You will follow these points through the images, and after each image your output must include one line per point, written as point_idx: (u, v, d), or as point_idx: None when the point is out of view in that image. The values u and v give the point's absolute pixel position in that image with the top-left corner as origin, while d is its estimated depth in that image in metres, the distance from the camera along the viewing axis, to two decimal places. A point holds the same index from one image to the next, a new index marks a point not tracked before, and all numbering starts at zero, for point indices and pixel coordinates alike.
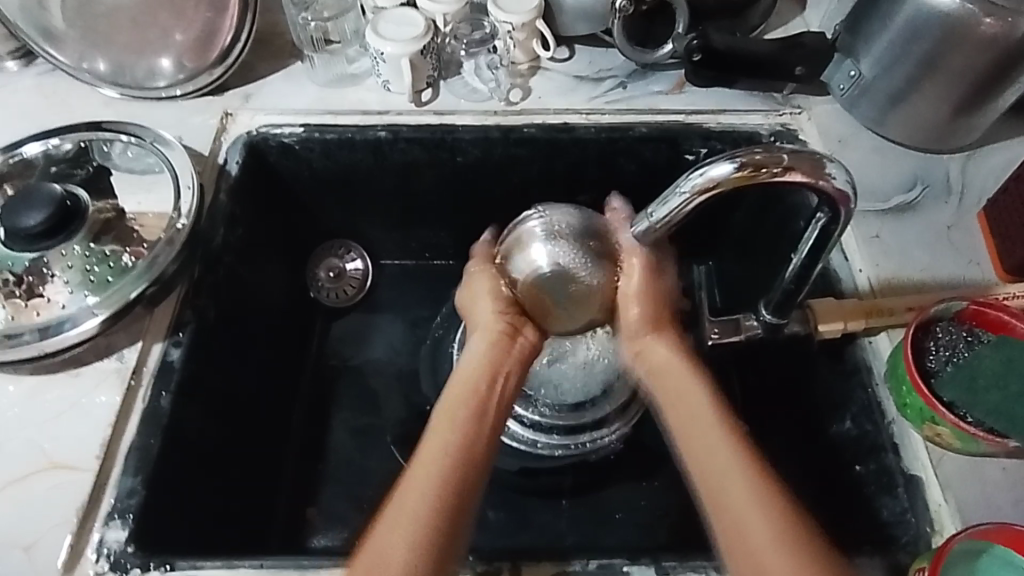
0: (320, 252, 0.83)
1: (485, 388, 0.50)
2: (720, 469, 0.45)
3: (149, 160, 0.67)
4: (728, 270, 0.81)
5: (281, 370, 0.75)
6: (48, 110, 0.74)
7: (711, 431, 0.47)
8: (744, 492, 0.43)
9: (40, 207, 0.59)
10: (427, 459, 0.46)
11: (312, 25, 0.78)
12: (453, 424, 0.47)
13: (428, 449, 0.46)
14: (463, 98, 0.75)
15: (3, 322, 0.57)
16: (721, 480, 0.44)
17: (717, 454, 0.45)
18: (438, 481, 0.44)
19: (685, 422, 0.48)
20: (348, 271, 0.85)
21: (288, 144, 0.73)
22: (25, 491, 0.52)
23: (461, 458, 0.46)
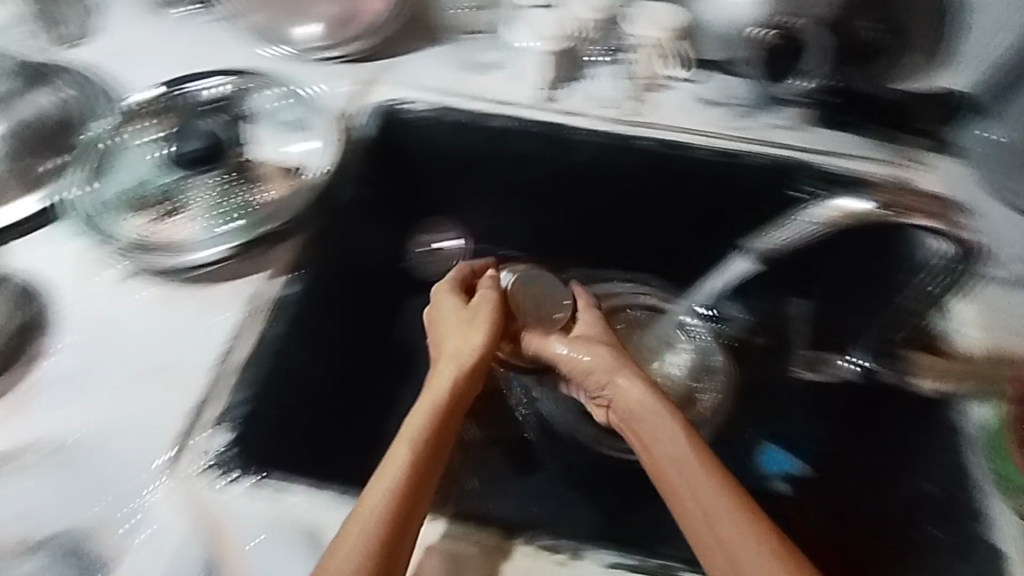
0: (418, 223, 0.83)
1: (434, 421, 0.52)
2: (690, 481, 0.48)
3: (292, 116, 0.74)
4: (834, 306, 0.73)
5: (371, 332, 0.73)
6: (206, 53, 0.81)
7: (694, 472, 0.48)
8: (720, 518, 0.46)
9: (200, 137, 0.68)
10: (383, 479, 0.47)
11: (462, 12, 0.83)
12: (398, 456, 0.49)
13: (383, 471, 0.48)
14: (588, 103, 0.78)
15: (141, 230, 0.63)
16: (694, 498, 0.47)
17: (677, 454, 0.50)
18: (390, 513, 0.46)
19: (674, 464, 0.49)
20: (443, 248, 0.83)
21: (418, 120, 0.77)
22: (143, 388, 0.57)
23: (419, 479, 0.48)
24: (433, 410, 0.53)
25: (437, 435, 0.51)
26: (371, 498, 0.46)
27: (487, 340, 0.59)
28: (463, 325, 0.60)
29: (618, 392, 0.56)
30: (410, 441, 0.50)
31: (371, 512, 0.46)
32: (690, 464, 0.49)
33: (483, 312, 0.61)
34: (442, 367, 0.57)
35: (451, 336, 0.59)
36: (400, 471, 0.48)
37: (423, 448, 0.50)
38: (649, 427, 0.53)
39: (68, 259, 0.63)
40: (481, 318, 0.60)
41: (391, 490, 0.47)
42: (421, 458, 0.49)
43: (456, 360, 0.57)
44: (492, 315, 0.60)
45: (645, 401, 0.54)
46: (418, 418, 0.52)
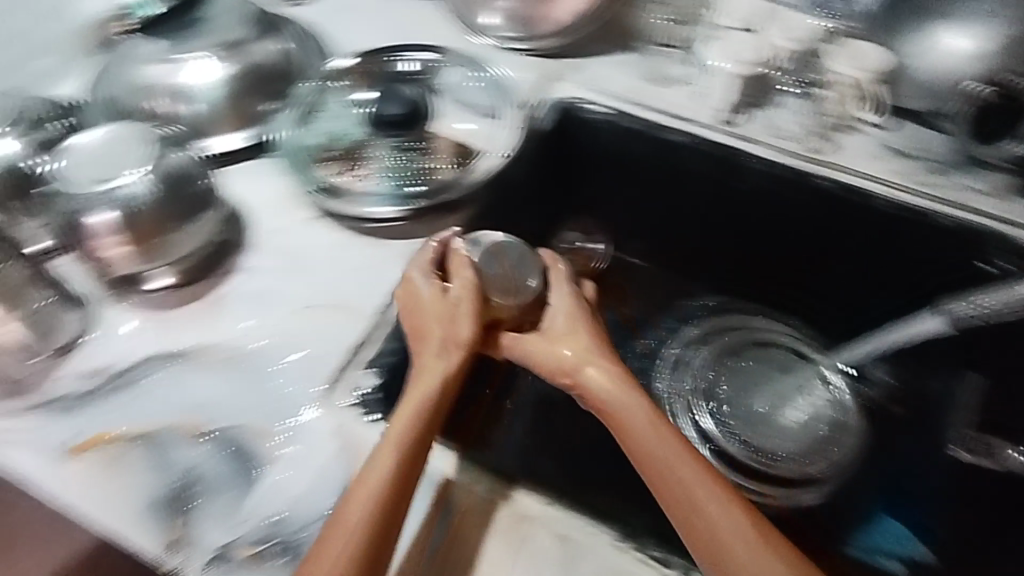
0: (564, 224, 0.87)
1: (412, 423, 0.48)
2: (690, 488, 0.44)
3: (485, 99, 0.78)
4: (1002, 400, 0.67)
5: None
6: (414, 28, 0.86)
7: (688, 475, 0.45)
8: (729, 532, 0.42)
9: (400, 102, 0.73)
10: (360, 494, 0.44)
11: (660, 24, 0.84)
12: (377, 466, 0.45)
13: (362, 484, 0.44)
14: (770, 133, 0.76)
15: (332, 176, 0.70)
16: (688, 500, 0.44)
17: (665, 456, 0.46)
18: (371, 524, 0.43)
19: (665, 474, 0.45)
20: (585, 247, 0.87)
21: (594, 120, 0.78)
22: (310, 318, 0.61)
23: (398, 494, 0.44)
24: (414, 415, 0.48)
25: (419, 439, 0.47)
26: (350, 509, 0.43)
27: (472, 331, 0.53)
28: (443, 315, 0.53)
29: (583, 382, 0.50)
30: (389, 454, 0.46)
31: (345, 538, 0.42)
32: (685, 468, 0.45)
33: (463, 296, 0.54)
34: (424, 364, 0.51)
35: (428, 325, 0.53)
36: (376, 489, 0.44)
37: (404, 457, 0.46)
38: (617, 416, 0.49)
39: (267, 189, 0.70)
40: (455, 307, 0.53)
41: (371, 499, 0.44)
42: (401, 466, 0.45)
43: (434, 356, 0.51)
44: (468, 300, 0.54)
45: (615, 386, 0.50)
46: (403, 419, 0.48)
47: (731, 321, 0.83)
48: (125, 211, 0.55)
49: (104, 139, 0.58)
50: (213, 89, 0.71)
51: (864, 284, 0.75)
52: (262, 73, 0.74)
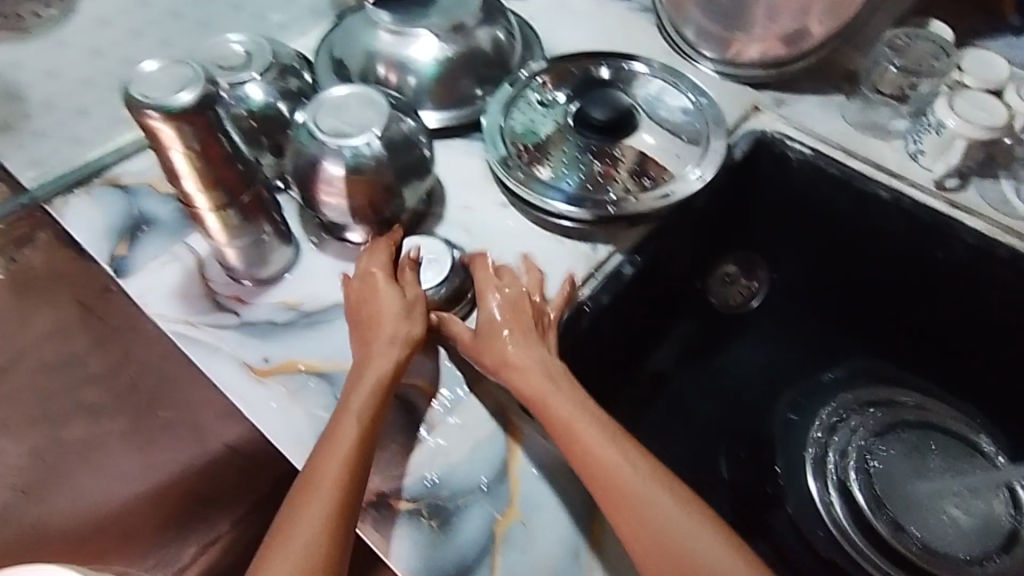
0: (725, 255, 0.84)
1: (362, 416, 0.52)
2: (618, 470, 0.49)
3: (690, 120, 0.76)
4: None
5: (646, 328, 0.78)
6: (622, 37, 0.87)
7: (611, 455, 0.49)
8: (653, 503, 0.47)
9: (609, 109, 0.74)
10: (318, 484, 0.48)
11: (892, 71, 0.77)
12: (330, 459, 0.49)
13: (318, 472, 0.49)
14: (992, 205, 0.69)
15: (521, 163, 0.72)
16: (593, 455, 0.49)
17: (593, 441, 0.50)
18: (331, 512, 0.47)
19: (591, 461, 0.49)
20: (742, 282, 0.85)
21: (789, 157, 0.76)
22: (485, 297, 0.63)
23: (360, 449, 0.50)
24: (367, 387, 0.53)
25: (369, 430, 0.51)
26: (309, 497, 0.48)
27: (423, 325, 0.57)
28: (389, 313, 0.56)
29: (512, 370, 0.54)
30: (354, 417, 0.51)
31: (320, 490, 0.48)
32: (610, 449, 0.49)
33: (415, 297, 0.57)
34: (378, 347, 0.55)
35: (379, 320, 0.56)
36: (347, 445, 0.50)
37: (368, 420, 0.52)
38: (538, 388, 0.53)
39: (461, 169, 0.73)
40: (401, 305, 0.57)
41: (326, 490, 0.48)
42: (350, 456, 0.49)
43: (384, 352, 0.54)
44: (414, 294, 0.58)
45: (543, 372, 0.54)
46: (363, 392, 0.52)
47: (879, 393, 0.78)
48: (347, 167, 0.59)
49: (348, 96, 0.62)
50: (434, 65, 0.74)
51: None
52: (479, 56, 0.76)
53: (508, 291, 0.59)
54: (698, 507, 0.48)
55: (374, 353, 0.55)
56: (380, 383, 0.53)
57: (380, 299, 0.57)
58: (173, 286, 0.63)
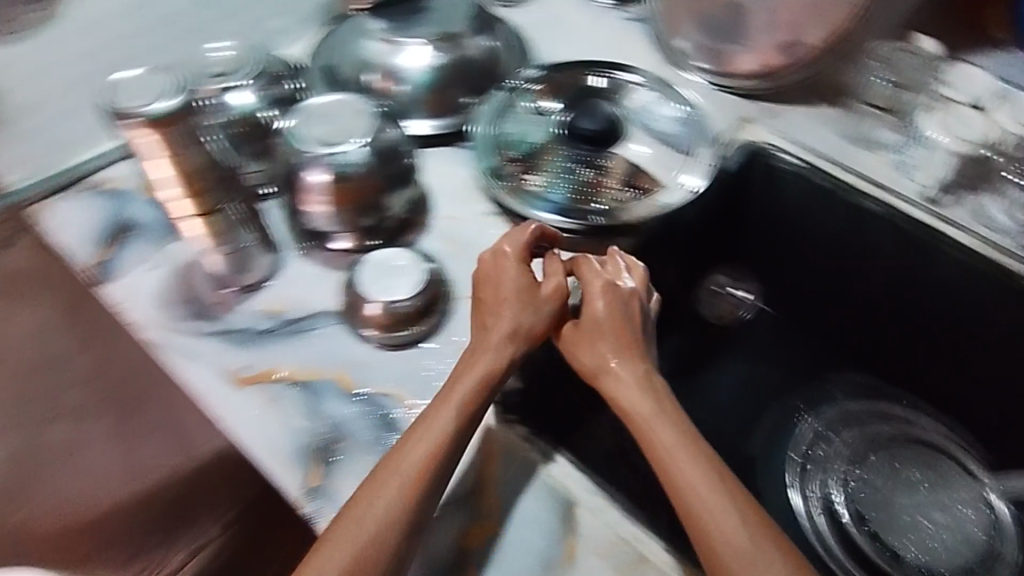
0: (714, 267, 0.84)
1: (457, 412, 0.50)
2: (709, 501, 0.45)
3: (677, 130, 0.76)
4: None
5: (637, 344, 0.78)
6: (615, 49, 0.87)
7: (706, 487, 0.46)
8: (741, 545, 0.43)
9: (597, 120, 0.74)
10: (395, 470, 0.47)
11: (886, 87, 0.78)
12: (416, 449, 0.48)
13: (397, 459, 0.48)
14: (976, 221, 0.70)
15: (507, 174, 0.72)
16: (683, 488, 0.46)
17: (687, 466, 0.47)
18: (404, 503, 0.46)
19: (685, 488, 0.46)
20: (728, 292, 0.84)
21: (779, 168, 0.76)
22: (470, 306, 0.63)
23: (451, 440, 0.49)
24: (470, 376, 0.52)
25: (461, 430, 0.50)
26: (388, 482, 0.46)
27: (541, 321, 0.55)
28: (502, 308, 0.55)
29: (614, 381, 0.52)
30: (449, 414, 0.50)
31: (405, 471, 0.47)
32: (704, 479, 0.46)
33: (545, 293, 0.56)
34: (490, 338, 0.54)
35: (502, 307, 0.55)
36: (435, 441, 0.48)
37: (464, 413, 0.50)
38: (638, 403, 0.51)
39: (452, 178, 0.73)
40: (515, 298, 0.55)
41: (403, 480, 0.47)
42: (434, 449, 0.48)
43: (492, 346, 0.54)
44: (528, 289, 0.56)
45: (643, 389, 0.51)
46: (467, 385, 0.51)
47: (870, 407, 0.78)
48: (335, 174, 0.60)
49: (332, 105, 0.63)
50: (425, 73, 0.74)
51: None
52: (471, 65, 0.77)
53: (619, 294, 0.56)
54: (798, 562, 0.43)
55: (482, 349, 0.54)
56: (481, 381, 0.52)
57: (493, 292, 0.56)
58: (157, 289, 0.63)
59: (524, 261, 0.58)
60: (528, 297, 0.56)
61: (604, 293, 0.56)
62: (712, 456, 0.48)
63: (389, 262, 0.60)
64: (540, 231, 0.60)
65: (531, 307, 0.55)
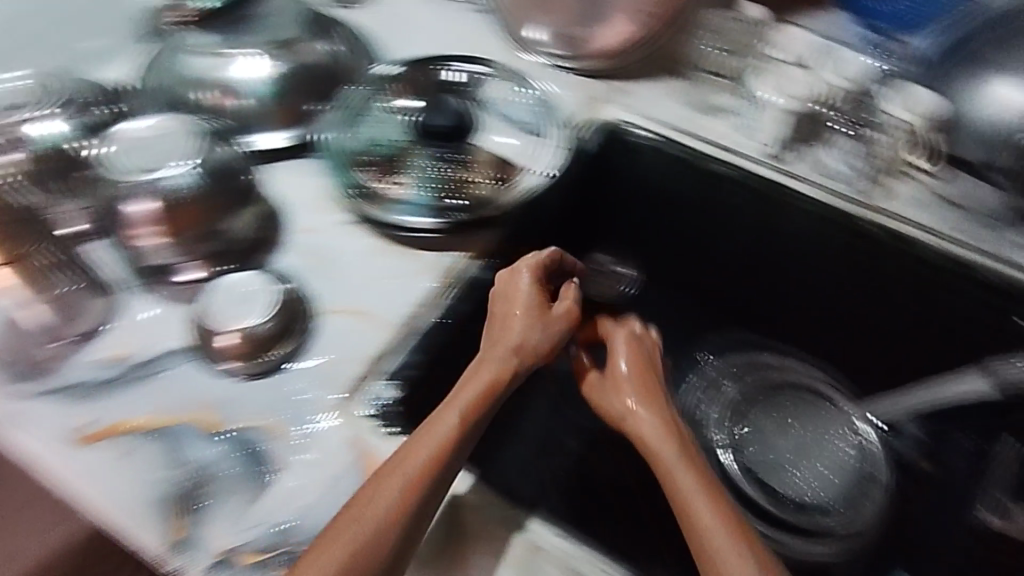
0: (595, 246, 0.85)
1: (464, 423, 0.49)
2: (711, 531, 0.45)
3: (529, 117, 0.77)
4: None
5: None
6: (462, 41, 0.86)
7: (713, 517, 0.45)
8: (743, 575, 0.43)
9: (448, 113, 0.72)
10: (399, 473, 0.46)
11: (712, 53, 0.82)
12: (419, 456, 0.47)
13: (403, 460, 0.47)
14: (814, 171, 0.74)
15: (365, 181, 0.69)
16: (691, 516, 0.46)
17: (694, 497, 0.47)
18: (403, 507, 0.45)
19: (694, 515, 0.46)
20: (611, 269, 0.85)
21: (636, 143, 0.77)
22: (337, 322, 0.60)
23: (455, 449, 0.48)
24: (477, 384, 0.52)
25: (464, 442, 0.49)
26: (388, 485, 0.46)
27: (552, 342, 0.56)
28: (514, 317, 0.56)
29: (632, 418, 0.53)
30: (449, 422, 0.49)
31: (406, 474, 0.46)
32: (710, 510, 0.46)
33: (557, 314, 0.57)
34: (497, 349, 0.54)
35: (512, 321, 0.56)
36: (437, 444, 0.48)
37: (467, 423, 0.50)
38: (655, 442, 0.51)
39: (304, 191, 0.69)
40: (529, 313, 0.56)
41: (406, 485, 0.46)
42: (439, 454, 0.47)
43: (497, 355, 0.54)
44: (542, 311, 0.57)
45: (659, 424, 0.52)
46: (468, 394, 0.51)
47: (749, 362, 0.82)
48: (164, 199, 0.59)
49: (153, 133, 0.62)
50: (263, 85, 0.71)
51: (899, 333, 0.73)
52: (313, 72, 0.74)
53: (635, 344, 0.59)
54: None
55: (493, 355, 0.54)
56: (488, 391, 0.52)
57: (507, 306, 0.57)
58: None
59: (540, 282, 0.59)
60: (540, 312, 0.57)
61: (623, 342, 0.59)
62: (720, 494, 0.47)
63: (239, 288, 0.57)
64: (557, 254, 0.63)
65: (546, 324, 0.56)
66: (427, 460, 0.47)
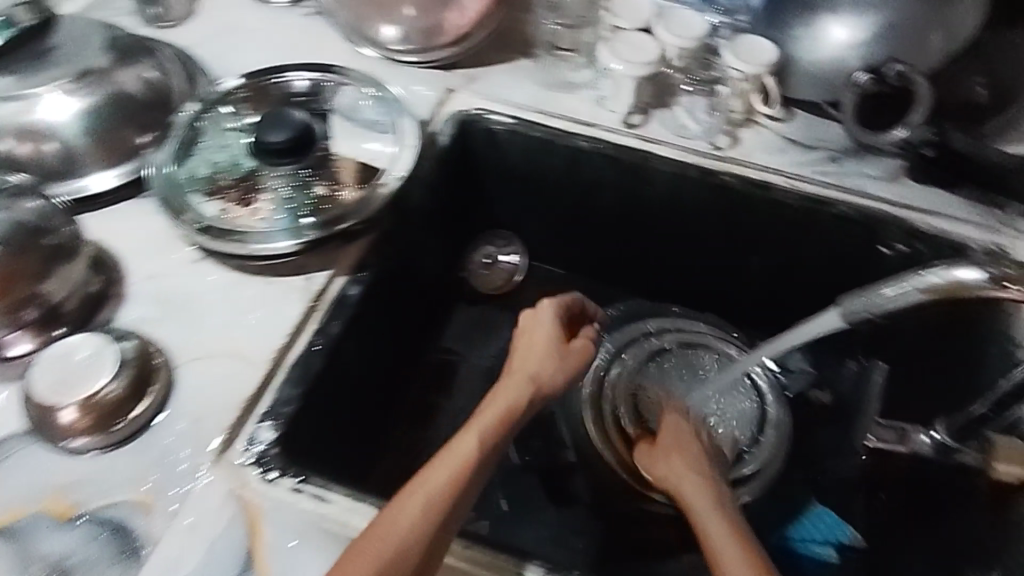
0: (480, 238, 0.84)
1: (491, 445, 0.49)
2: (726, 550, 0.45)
3: (379, 116, 0.71)
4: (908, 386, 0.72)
5: (413, 342, 0.76)
6: (299, 46, 0.82)
7: (734, 538, 0.46)
8: None
9: (285, 127, 0.64)
10: (425, 483, 0.45)
11: (555, 28, 0.82)
12: (442, 471, 0.46)
13: (431, 472, 0.46)
14: (671, 132, 0.75)
15: (214, 214, 0.63)
16: (711, 538, 0.46)
17: (716, 525, 0.47)
18: (430, 517, 0.43)
19: (715, 535, 0.46)
20: (500, 262, 0.85)
21: (494, 131, 0.75)
22: (202, 369, 0.56)
23: (478, 471, 0.47)
24: (496, 409, 0.51)
25: (487, 458, 0.48)
26: (413, 495, 0.44)
27: (568, 378, 0.57)
28: (538, 350, 0.57)
29: (671, 473, 0.56)
30: (473, 440, 0.48)
31: (427, 492, 0.44)
32: (731, 534, 0.46)
33: (578, 349, 0.58)
34: (515, 377, 0.54)
35: (537, 353, 0.57)
36: (461, 463, 0.47)
37: (489, 445, 0.49)
38: (689, 488, 0.53)
39: (148, 234, 0.65)
40: (553, 350, 0.57)
41: (434, 494, 0.44)
42: (467, 467, 0.47)
43: (519, 382, 0.54)
44: (567, 351, 0.58)
45: (694, 476, 0.54)
46: (490, 416, 0.51)
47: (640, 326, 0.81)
48: None
49: None
50: (75, 125, 0.64)
51: (770, 276, 0.76)
52: (133, 100, 0.67)
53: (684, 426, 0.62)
54: None
55: (521, 380, 0.54)
56: (509, 413, 0.51)
57: (531, 342, 0.58)
58: None
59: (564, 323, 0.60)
60: (562, 348, 0.58)
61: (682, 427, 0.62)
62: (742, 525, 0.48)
63: (71, 356, 0.52)
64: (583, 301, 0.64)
65: (568, 361, 0.57)
66: (449, 481, 0.45)
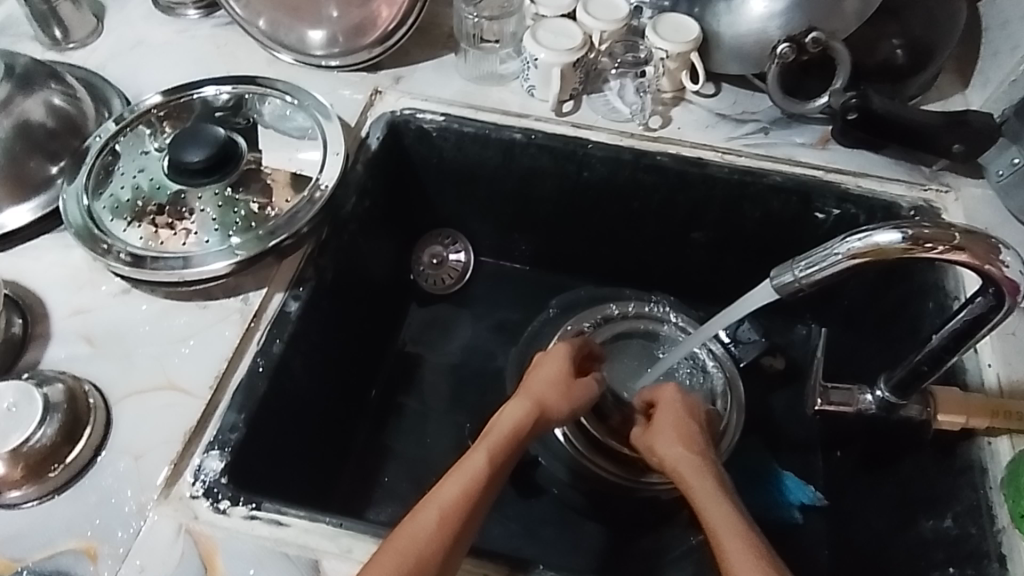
0: (425, 238, 0.83)
1: (499, 462, 0.49)
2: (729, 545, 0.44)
3: (302, 124, 0.69)
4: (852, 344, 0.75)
5: (365, 350, 0.75)
6: (217, 58, 0.79)
7: (736, 530, 0.45)
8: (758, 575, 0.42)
9: (203, 145, 0.63)
10: (437, 495, 0.46)
11: (472, 21, 0.77)
12: (452, 485, 0.47)
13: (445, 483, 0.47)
14: (603, 116, 0.75)
15: (139, 242, 0.60)
16: (715, 532, 0.46)
17: (718, 518, 0.47)
18: (444, 530, 0.44)
19: (718, 528, 0.46)
20: (449, 261, 0.84)
21: (426, 130, 0.74)
22: (140, 404, 0.55)
23: (489, 485, 0.48)
24: (502, 430, 0.52)
25: (495, 475, 0.48)
26: (426, 510, 0.45)
27: (574, 411, 0.57)
28: (541, 380, 0.58)
29: (672, 460, 0.55)
30: (483, 457, 0.49)
31: (440, 505, 0.45)
32: (736, 529, 0.45)
33: (585, 383, 0.59)
34: (520, 401, 0.55)
35: (544, 381, 0.57)
36: (472, 475, 0.47)
37: (496, 463, 0.49)
38: (691, 480, 0.52)
39: (72, 269, 0.62)
40: (557, 380, 0.58)
41: (445, 505, 0.45)
42: (478, 480, 0.47)
43: (522, 407, 0.54)
44: (571, 381, 0.58)
45: (696, 465, 0.53)
46: (497, 435, 0.51)
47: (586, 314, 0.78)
48: None
49: None
50: None
51: (712, 250, 0.77)
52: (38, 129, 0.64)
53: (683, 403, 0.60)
54: None
55: (526, 405, 0.55)
56: (517, 435, 0.52)
57: (538, 374, 0.59)
58: None
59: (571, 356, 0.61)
60: (564, 376, 0.58)
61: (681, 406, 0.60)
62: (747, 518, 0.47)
63: None
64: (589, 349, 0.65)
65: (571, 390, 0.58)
66: (459, 494, 0.46)
